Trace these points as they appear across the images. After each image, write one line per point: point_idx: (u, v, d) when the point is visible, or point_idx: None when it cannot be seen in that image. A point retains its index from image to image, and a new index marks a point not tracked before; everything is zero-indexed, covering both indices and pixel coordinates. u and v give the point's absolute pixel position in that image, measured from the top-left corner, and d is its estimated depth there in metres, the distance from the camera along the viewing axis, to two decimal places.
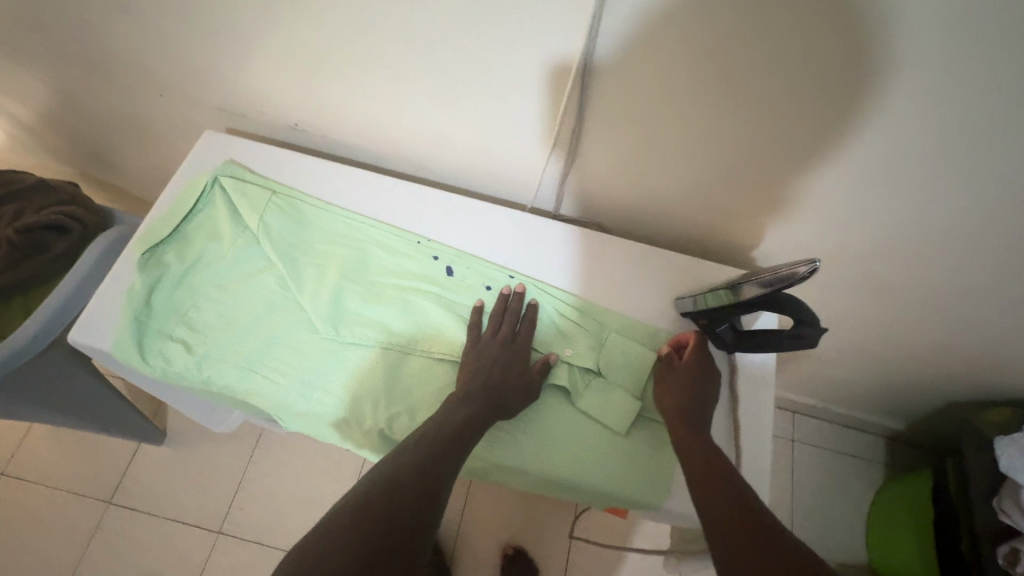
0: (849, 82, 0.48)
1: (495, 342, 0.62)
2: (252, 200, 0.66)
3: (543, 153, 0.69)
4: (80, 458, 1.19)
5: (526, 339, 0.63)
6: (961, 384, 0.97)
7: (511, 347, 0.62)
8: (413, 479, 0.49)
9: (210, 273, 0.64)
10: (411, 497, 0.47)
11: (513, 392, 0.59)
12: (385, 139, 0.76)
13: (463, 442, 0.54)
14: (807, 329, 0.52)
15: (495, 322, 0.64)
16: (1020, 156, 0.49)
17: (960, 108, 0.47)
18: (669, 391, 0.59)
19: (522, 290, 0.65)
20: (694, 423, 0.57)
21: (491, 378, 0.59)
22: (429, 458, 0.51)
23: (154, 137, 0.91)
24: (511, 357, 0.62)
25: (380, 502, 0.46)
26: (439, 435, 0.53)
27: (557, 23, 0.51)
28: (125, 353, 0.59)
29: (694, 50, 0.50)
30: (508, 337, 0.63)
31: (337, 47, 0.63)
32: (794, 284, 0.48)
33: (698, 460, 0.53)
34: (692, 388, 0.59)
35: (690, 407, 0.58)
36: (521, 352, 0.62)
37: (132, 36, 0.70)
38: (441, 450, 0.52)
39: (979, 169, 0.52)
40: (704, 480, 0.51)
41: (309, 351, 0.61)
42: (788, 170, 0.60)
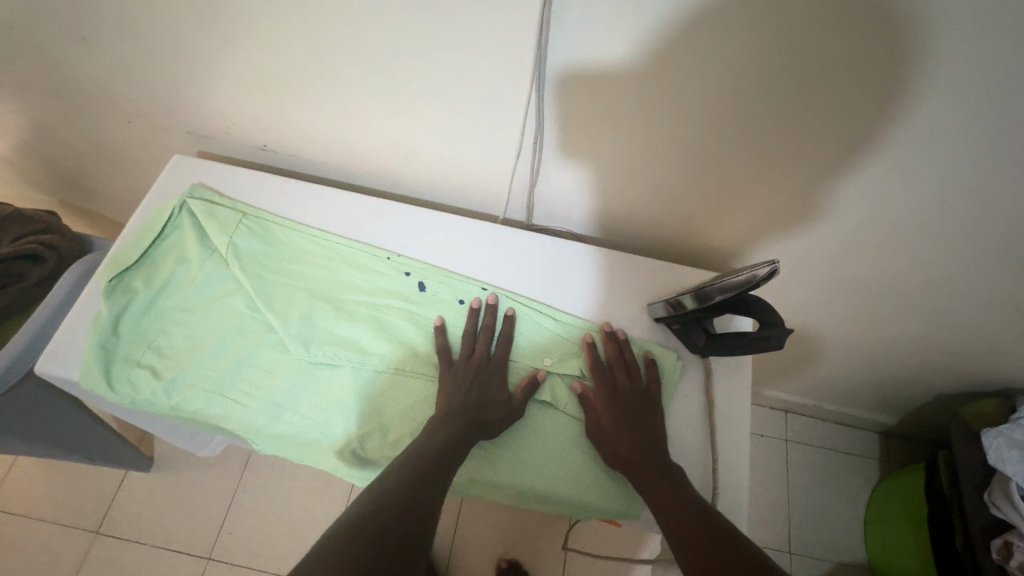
0: (798, 77, 0.49)
1: (470, 363, 0.62)
2: (221, 222, 0.66)
3: (508, 164, 0.69)
4: (67, 488, 1.18)
5: (502, 356, 0.63)
6: (948, 376, 0.97)
7: (487, 364, 0.62)
8: (401, 495, 0.48)
9: (179, 297, 0.63)
10: (398, 509, 0.46)
11: (493, 410, 0.59)
12: (352, 157, 0.76)
13: (447, 460, 0.53)
14: (772, 330, 0.52)
15: (469, 341, 0.63)
16: (958, 142, 0.50)
17: (909, 100, 0.48)
18: (616, 445, 0.57)
19: (494, 302, 0.65)
20: (661, 471, 0.55)
21: (470, 400, 0.59)
22: (414, 479, 0.50)
23: (126, 162, 0.91)
24: (489, 375, 0.61)
25: (367, 522, 0.44)
26: (422, 457, 0.53)
27: (507, 36, 0.52)
28: (92, 382, 0.58)
29: (645, 53, 0.51)
30: (483, 356, 0.62)
31: (297, 70, 0.63)
32: (757, 285, 0.48)
33: (671, 508, 0.52)
34: (629, 427, 0.58)
35: (640, 451, 0.57)
36: (498, 369, 0.62)
37: (97, 64, 0.70)
38: (425, 468, 0.52)
39: (924, 158, 0.53)
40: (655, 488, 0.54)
41: (280, 372, 0.61)
42: (746, 166, 0.61)
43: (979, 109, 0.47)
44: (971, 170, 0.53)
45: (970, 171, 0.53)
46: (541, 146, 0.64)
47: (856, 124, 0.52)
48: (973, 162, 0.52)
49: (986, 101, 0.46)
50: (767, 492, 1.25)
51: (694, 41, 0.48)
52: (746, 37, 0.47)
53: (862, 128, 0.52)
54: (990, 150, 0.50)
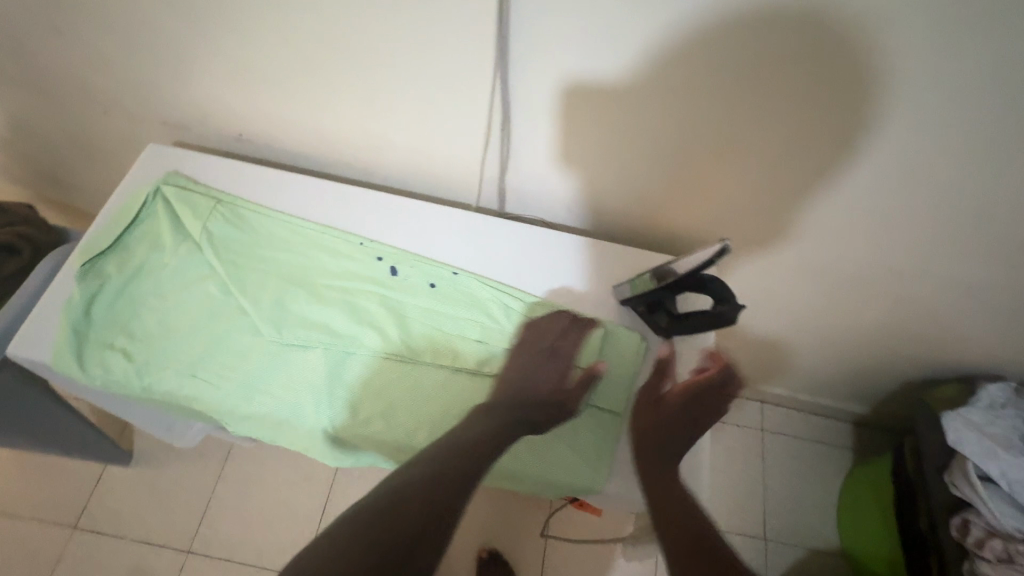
0: (741, 54, 0.52)
1: (531, 354, 0.62)
2: (196, 209, 0.67)
3: (478, 152, 0.71)
4: (45, 484, 1.17)
5: (570, 347, 0.63)
6: (913, 363, 1.00)
7: (552, 356, 0.62)
8: (420, 493, 0.47)
9: (152, 282, 0.64)
10: (416, 508, 0.46)
11: (537, 401, 0.59)
12: (327, 146, 0.77)
13: (475, 460, 0.51)
14: (724, 308, 0.57)
15: (538, 332, 0.63)
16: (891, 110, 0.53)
17: (845, 68, 0.51)
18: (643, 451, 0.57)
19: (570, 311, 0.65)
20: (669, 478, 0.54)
21: (521, 389, 0.59)
22: (439, 479, 0.49)
23: (103, 154, 0.91)
24: (550, 367, 0.61)
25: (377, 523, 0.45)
26: (449, 455, 0.51)
27: (469, 22, 0.54)
28: (65, 364, 0.59)
29: (600, 37, 0.53)
30: (549, 347, 0.62)
31: (269, 59, 0.65)
32: (715, 261, 0.52)
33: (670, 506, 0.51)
34: (669, 429, 0.57)
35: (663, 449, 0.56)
36: (563, 361, 0.62)
37: (70, 54, 0.71)
38: (452, 470, 0.50)
39: (863, 129, 0.56)
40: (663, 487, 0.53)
41: (252, 354, 0.62)
42: (704, 145, 0.63)
43: (905, 76, 0.50)
44: (907, 141, 0.56)
45: (906, 141, 0.56)
46: (510, 130, 0.66)
47: (803, 97, 0.55)
48: (908, 132, 0.55)
49: (913, 70, 0.49)
50: (744, 482, 1.27)
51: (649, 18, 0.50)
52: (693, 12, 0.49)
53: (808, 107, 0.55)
54: (921, 119, 0.53)
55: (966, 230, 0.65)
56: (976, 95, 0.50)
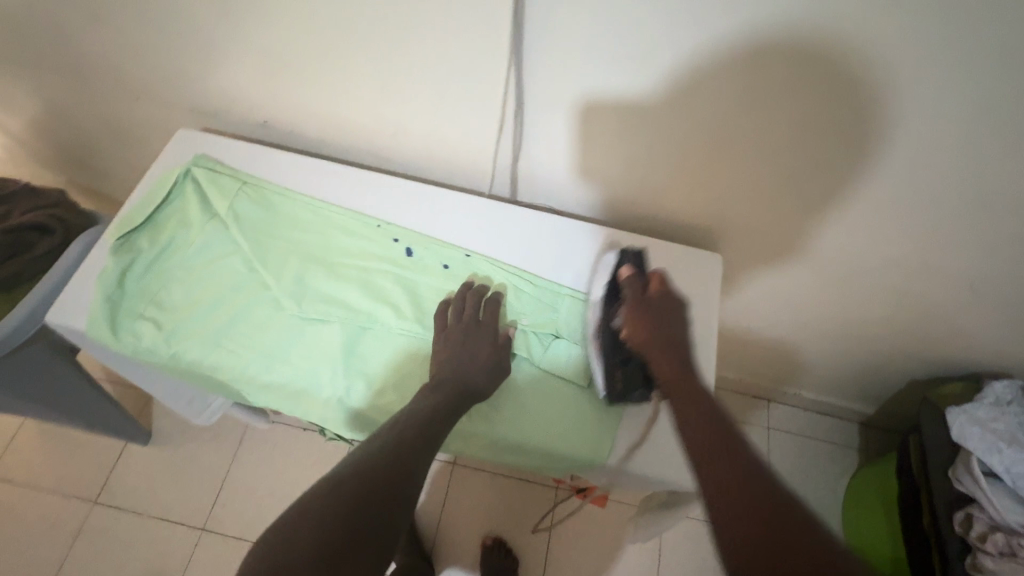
0: (747, 49, 0.53)
1: (460, 328, 0.64)
2: (223, 189, 0.71)
3: (492, 140, 0.73)
4: (69, 459, 1.21)
5: (491, 320, 0.65)
6: (919, 361, 1.00)
7: (477, 328, 0.64)
8: (385, 460, 0.49)
9: (180, 256, 0.68)
10: (383, 472, 0.48)
11: (475, 368, 0.61)
12: (346, 133, 0.80)
13: (435, 430, 0.54)
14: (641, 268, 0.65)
15: (459, 308, 0.66)
16: (896, 107, 0.54)
17: (843, 74, 0.53)
18: (686, 407, 0.50)
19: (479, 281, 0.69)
20: (716, 427, 0.47)
21: (460, 361, 0.61)
22: (402, 447, 0.51)
23: (133, 141, 0.96)
24: (478, 337, 0.63)
25: (342, 507, 0.45)
26: (411, 424, 0.54)
27: (486, 15, 0.57)
28: (97, 331, 0.63)
29: (611, 31, 0.55)
30: (472, 321, 0.64)
31: (294, 47, 0.67)
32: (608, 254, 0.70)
33: (696, 423, 0.48)
34: (661, 319, 0.58)
35: (673, 350, 0.56)
36: (487, 331, 0.64)
37: (108, 42, 0.75)
38: (412, 437, 0.53)
39: (869, 125, 0.57)
40: (685, 410, 0.50)
41: (273, 326, 0.65)
42: (713, 139, 0.64)
43: (912, 74, 0.51)
44: (908, 138, 0.57)
45: (914, 137, 0.57)
46: (522, 121, 0.68)
47: (810, 93, 0.56)
48: (911, 128, 0.56)
49: (920, 68, 0.50)
50: None
51: (658, 14, 0.52)
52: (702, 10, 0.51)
53: (814, 98, 0.56)
54: (921, 119, 0.54)
55: (973, 227, 0.66)
56: (982, 91, 0.50)
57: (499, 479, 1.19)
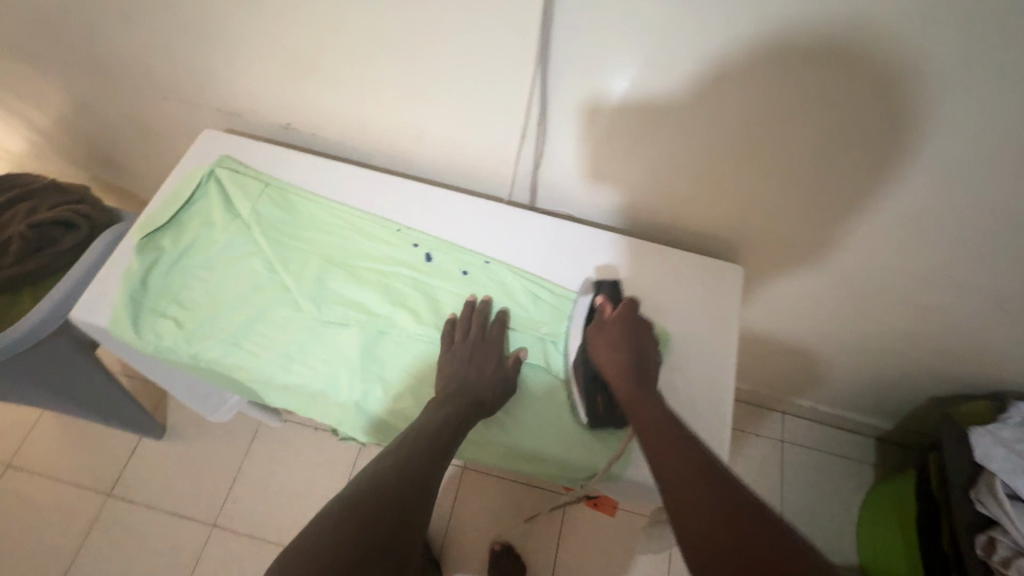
0: (778, 59, 0.52)
1: (466, 344, 0.64)
2: (246, 190, 0.71)
3: (514, 147, 0.73)
4: (84, 451, 1.23)
5: (497, 337, 0.65)
6: (940, 377, 0.98)
7: (483, 345, 0.64)
8: (396, 473, 0.50)
9: (203, 255, 0.68)
10: (394, 485, 0.49)
11: (482, 382, 0.61)
12: (368, 137, 0.81)
13: (445, 445, 0.54)
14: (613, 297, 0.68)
15: (465, 325, 0.66)
16: (928, 122, 0.53)
17: (874, 85, 0.52)
18: (645, 419, 0.53)
19: (489, 298, 0.68)
20: (674, 433, 0.51)
21: (467, 376, 0.61)
22: (411, 459, 0.52)
23: (158, 139, 0.97)
24: (484, 353, 0.63)
25: (355, 521, 0.45)
26: (419, 437, 0.54)
27: (515, 23, 0.57)
28: (120, 328, 0.63)
29: (639, 39, 0.55)
30: (478, 337, 0.64)
31: (320, 51, 0.68)
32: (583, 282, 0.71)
33: (655, 433, 0.52)
34: (626, 346, 0.61)
35: (635, 375, 0.58)
36: (493, 348, 0.64)
37: (138, 43, 0.76)
38: (422, 450, 0.53)
39: (899, 138, 0.56)
40: (644, 421, 0.54)
41: (292, 328, 0.66)
42: (738, 147, 0.64)
43: (946, 89, 0.50)
44: (938, 152, 0.56)
45: (946, 151, 0.56)
46: (546, 126, 0.68)
47: (839, 105, 0.55)
48: (942, 142, 0.55)
49: (953, 84, 0.49)
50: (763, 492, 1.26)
51: (689, 20, 0.52)
52: (732, 19, 0.50)
53: (844, 109, 0.55)
54: (956, 132, 0.53)
55: (1002, 243, 0.64)
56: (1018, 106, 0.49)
57: (509, 484, 1.19)
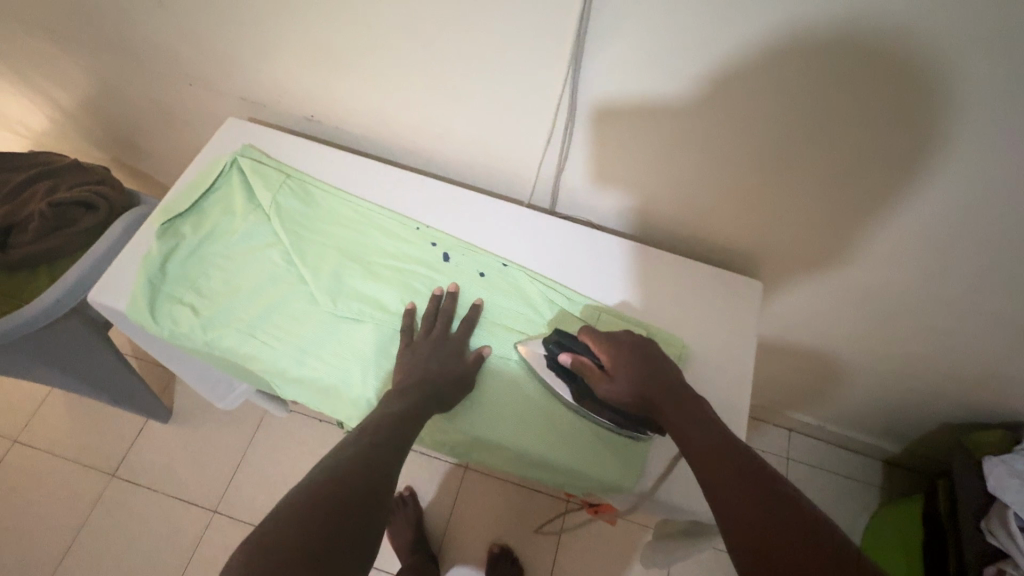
0: (818, 76, 0.52)
1: (427, 342, 0.63)
2: (268, 180, 0.71)
3: (539, 150, 0.73)
4: (91, 429, 1.24)
5: (460, 336, 0.65)
6: (955, 404, 0.96)
7: (445, 344, 0.63)
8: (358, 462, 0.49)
9: (222, 244, 0.68)
10: (357, 470, 0.48)
11: (443, 378, 0.61)
12: (390, 133, 0.81)
13: (405, 431, 0.54)
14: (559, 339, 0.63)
15: (429, 321, 0.65)
16: (966, 149, 0.53)
17: (913, 106, 0.51)
18: (681, 421, 0.51)
19: (454, 289, 0.67)
20: (713, 432, 0.49)
21: (426, 373, 0.60)
22: (372, 448, 0.51)
23: (181, 124, 0.97)
24: (445, 353, 0.63)
25: (321, 506, 0.43)
26: (380, 425, 0.54)
27: (550, 28, 0.56)
28: (138, 313, 0.64)
29: (675, 49, 0.54)
30: (441, 336, 0.64)
31: (351, 45, 0.68)
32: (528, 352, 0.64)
33: (692, 434, 0.49)
34: (640, 373, 0.56)
35: (665, 389, 0.54)
36: (455, 347, 0.64)
37: (169, 29, 0.76)
38: (384, 437, 0.52)
39: (933, 162, 0.56)
40: (680, 423, 0.51)
41: (308, 321, 0.66)
42: (767, 161, 0.63)
43: (986, 115, 0.49)
44: (972, 177, 0.55)
45: (979, 176, 0.55)
46: (572, 130, 0.67)
47: (875, 124, 0.54)
48: (976, 167, 0.54)
49: (993, 109, 0.49)
50: None
51: (728, 31, 0.51)
52: (772, 32, 0.50)
53: (881, 128, 0.54)
54: (991, 158, 0.53)
55: None
56: None
57: (511, 487, 1.18)
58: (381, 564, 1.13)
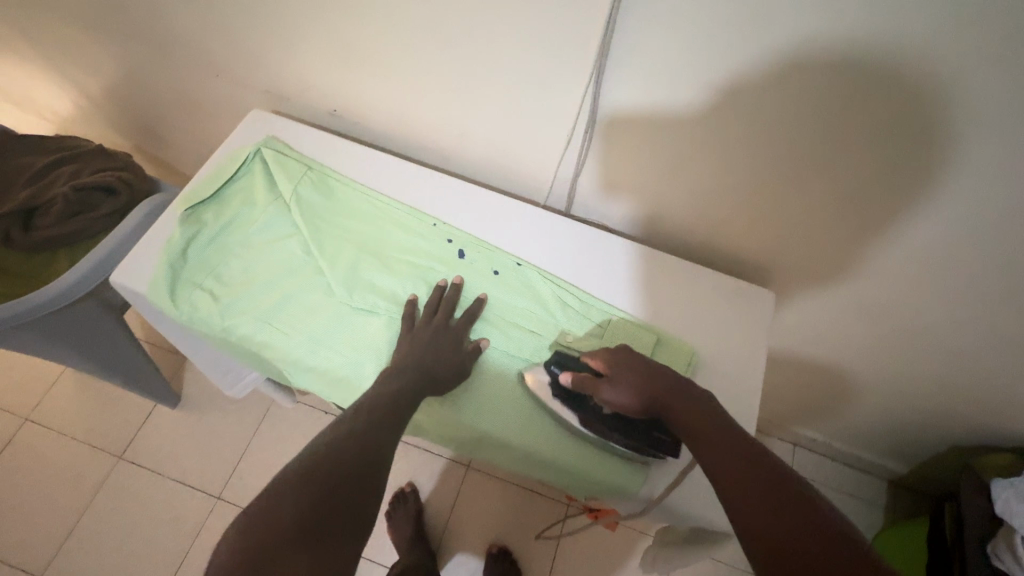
0: (839, 92, 0.52)
1: (428, 329, 0.64)
2: (290, 172, 0.73)
3: (557, 153, 0.73)
4: (100, 412, 1.25)
5: (461, 325, 0.65)
6: (964, 426, 0.96)
7: (444, 331, 0.64)
8: (353, 441, 0.50)
9: (243, 232, 0.70)
10: (352, 450, 0.49)
11: (445, 371, 0.62)
12: (411, 131, 0.82)
13: (400, 413, 0.55)
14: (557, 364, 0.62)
15: (430, 309, 0.66)
16: (988, 170, 0.53)
17: (933, 129, 0.52)
18: (692, 421, 0.50)
19: (460, 281, 0.68)
20: (725, 433, 0.47)
21: (421, 358, 0.61)
22: (367, 428, 0.52)
23: (205, 115, 0.99)
24: (443, 339, 0.64)
25: (315, 482, 0.45)
26: (377, 408, 0.55)
27: (577, 31, 0.57)
28: (158, 296, 0.65)
29: (699, 57, 0.54)
30: (442, 324, 0.65)
31: (378, 42, 0.69)
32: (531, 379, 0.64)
33: (703, 435, 0.48)
34: (640, 384, 0.55)
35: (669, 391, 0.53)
36: (455, 336, 0.65)
37: (199, 20, 0.77)
38: (378, 418, 0.53)
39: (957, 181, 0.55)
40: (691, 423, 0.50)
41: (323, 311, 0.67)
42: (784, 175, 0.63)
43: (1008, 136, 0.49)
44: (993, 198, 0.55)
45: (999, 197, 0.55)
46: (592, 134, 0.68)
47: (896, 141, 0.54)
48: (996, 188, 0.54)
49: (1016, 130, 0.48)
50: None
51: (754, 41, 0.51)
52: (798, 45, 0.50)
53: (901, 145, 0.54)
54: (1012, 180, 0.53)
55: None
56: None
57: (512, 488, 1.18)
58: (380, 559, 1.13)
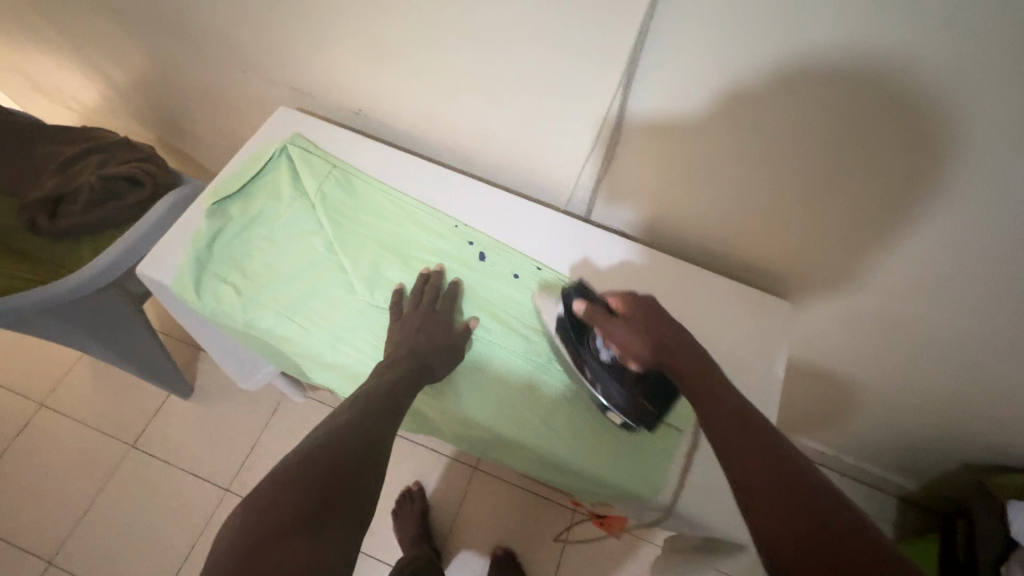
0: (868, 107, 0.52)
1: (417, 311, 0.66)
2: (315, 169, 0.73)
3: (579, 158, 0.74)
4: (115, 400, 1.27)
5: (448, 309, 0.67)
6: (981, 446, 0.94)
7: (433, 315, 0.65)
8: (357, 432, 0.50)
9: (267, 228, 0.71)
10: (356, 440, 0.49)
11: None
12: (434, 131, 0.82)
13: (400, 401, 0.56)
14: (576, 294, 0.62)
15: (416, 296, 0.67)
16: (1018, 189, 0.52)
17: (961, 149, 0.51)
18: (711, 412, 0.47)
19: (441, 269, 0.70)
20: (746, 424, 0.45)
21: (412, 342, 0.62)
22: (367, 417, 0.52)
23: (230, 110, 1.00)
24: (435, 323, 0.65)
25: (317, 469, 0.45)
26: (382, 400, 0.55)
27: (608, 38, 0.57)
28: (184, 288, 0.66)
29: (729, 66, 0.54)
30: (429, 307, 0.66)
31: (407, 43, 0.69)
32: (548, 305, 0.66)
33: (723, 427, 0.45)
34: (651, 328, 0.54)
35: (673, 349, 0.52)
36: (443, 320, 0.66)
37: (230, 17, 0.79)
38: (379, 406, 0.54)
39: (987, 201, 0.54)
40: (711, 414, 0.47)
41: (344, 308, 0.67)
42: (809, 188, 0.63)
43: None
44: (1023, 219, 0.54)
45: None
46: (617, 139, 0.68)
47: (924, 158, 0.53)
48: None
49: None
50: None
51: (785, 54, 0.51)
52: (830, 58, 0.50)
53: (929, 163, 0.54)
54: None
55: None
56: None
57: (519, 491, 1.18)
58: (385, 557, 1.13)
